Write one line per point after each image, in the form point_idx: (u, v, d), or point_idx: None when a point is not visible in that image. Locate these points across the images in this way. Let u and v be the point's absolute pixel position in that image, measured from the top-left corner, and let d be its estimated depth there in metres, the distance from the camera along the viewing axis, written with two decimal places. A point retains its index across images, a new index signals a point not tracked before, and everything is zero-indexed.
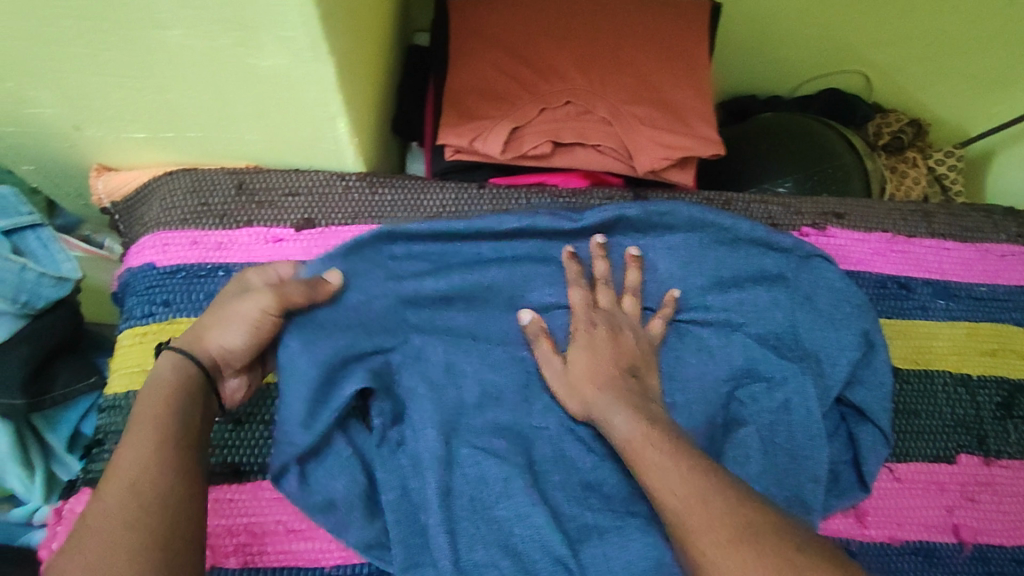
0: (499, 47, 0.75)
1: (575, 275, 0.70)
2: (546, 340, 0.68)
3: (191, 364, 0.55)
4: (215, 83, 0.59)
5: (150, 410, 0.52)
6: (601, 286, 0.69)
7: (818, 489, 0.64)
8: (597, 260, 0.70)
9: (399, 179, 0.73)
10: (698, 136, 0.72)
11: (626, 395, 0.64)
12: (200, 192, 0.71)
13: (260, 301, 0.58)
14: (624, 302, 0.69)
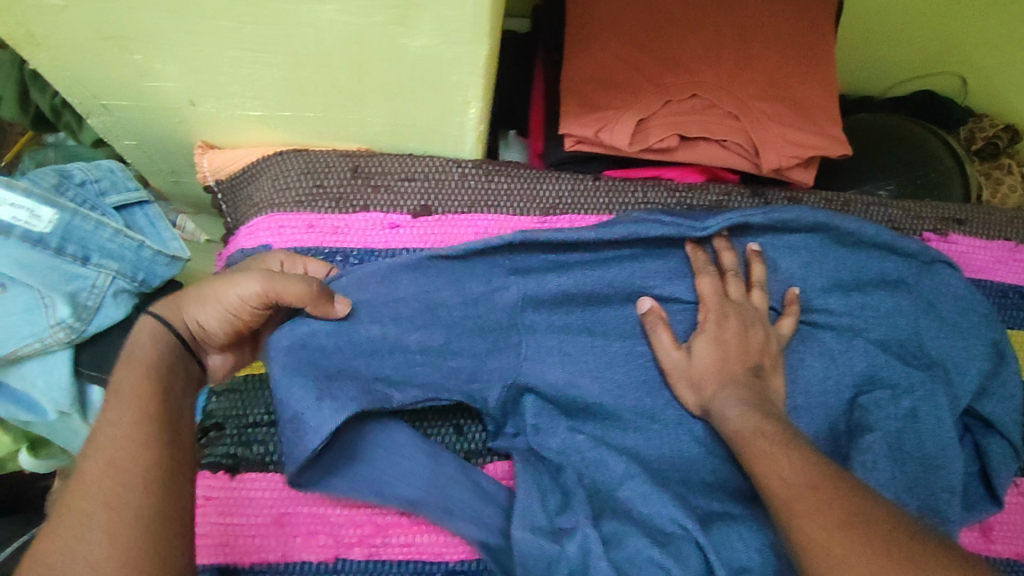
0: (618, 36, 0.72)
1: (703, 263, 0.67)
2: (666, 330, 0.64)
3: (167, 334, 0.56)
4: (356, 61, 0.57)
5: (130, 383, 0.52)
6: (731, 277, 0.66)
7: (952, 500, 0.62)
8: (725, 252, 0.68)
9: (515, 169, 0.72)
10: (826, 133, 0.70)
11: (756, 397, 0.62)
12: (315, 173, 0.69)
13: (241, 286, 0.55)
14: (755, 296, 0.67)
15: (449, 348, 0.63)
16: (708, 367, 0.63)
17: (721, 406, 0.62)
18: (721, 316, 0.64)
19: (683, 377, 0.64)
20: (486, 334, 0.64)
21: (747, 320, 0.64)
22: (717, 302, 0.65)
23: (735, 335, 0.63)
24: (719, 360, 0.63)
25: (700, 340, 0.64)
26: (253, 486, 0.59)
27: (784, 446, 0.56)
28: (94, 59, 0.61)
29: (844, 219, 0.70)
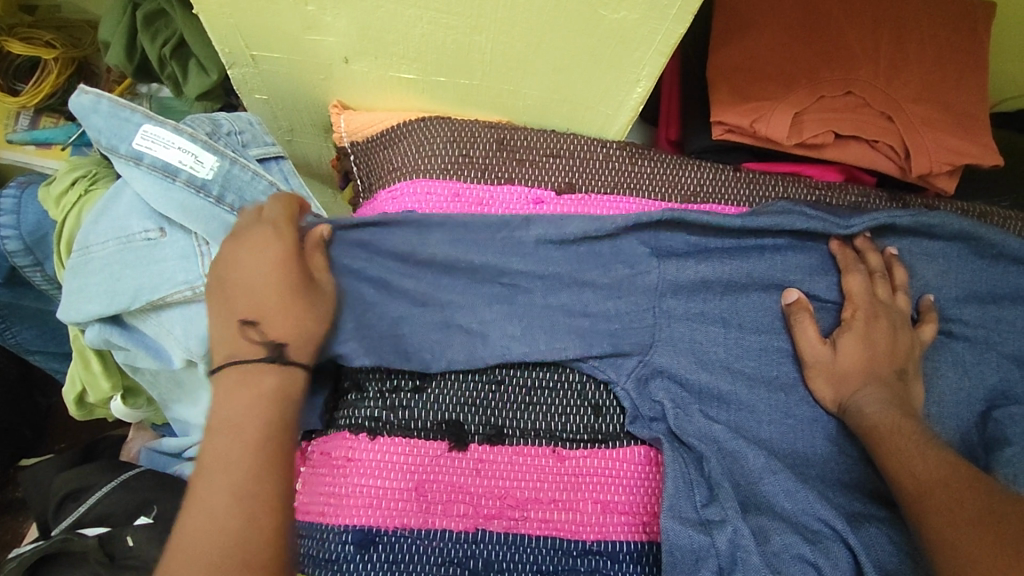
0: (774, 26, 0.71)
1: (852, 261, 0.67)
2: (813, 326, 0.64)
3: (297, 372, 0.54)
4: (541, 30, 0.57)
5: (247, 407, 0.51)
6: (878, 279, 0.67)
7: None
8: (869, 252, 0.68)
9: (658, 154, 0.70)
10: (979, 141, 0.69)
11: (902, 397, 0.61)
12: (461, 142, 0.68)
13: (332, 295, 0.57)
14: (899, 298, 0.67)
15: (592, 324, 0.62)
16: (854, 364, 0.63)
17: (860, 401, 0.61)
18: (872, 317, 0.65)
19: (825, 372, 0.63)
20: (631, 316, 0.63)
21: (896, 321, 0.64)
22: (865, 301, 0.65)
23: (885, 335, 0.64)
24: (864, 356, 0.63)
25: (847, 335, 0.64)
26: (396, 451, 0.57)
27: (935, 442, 0.56)
28: (265, 7, 0.60)
29: (990, 230, 0.68)
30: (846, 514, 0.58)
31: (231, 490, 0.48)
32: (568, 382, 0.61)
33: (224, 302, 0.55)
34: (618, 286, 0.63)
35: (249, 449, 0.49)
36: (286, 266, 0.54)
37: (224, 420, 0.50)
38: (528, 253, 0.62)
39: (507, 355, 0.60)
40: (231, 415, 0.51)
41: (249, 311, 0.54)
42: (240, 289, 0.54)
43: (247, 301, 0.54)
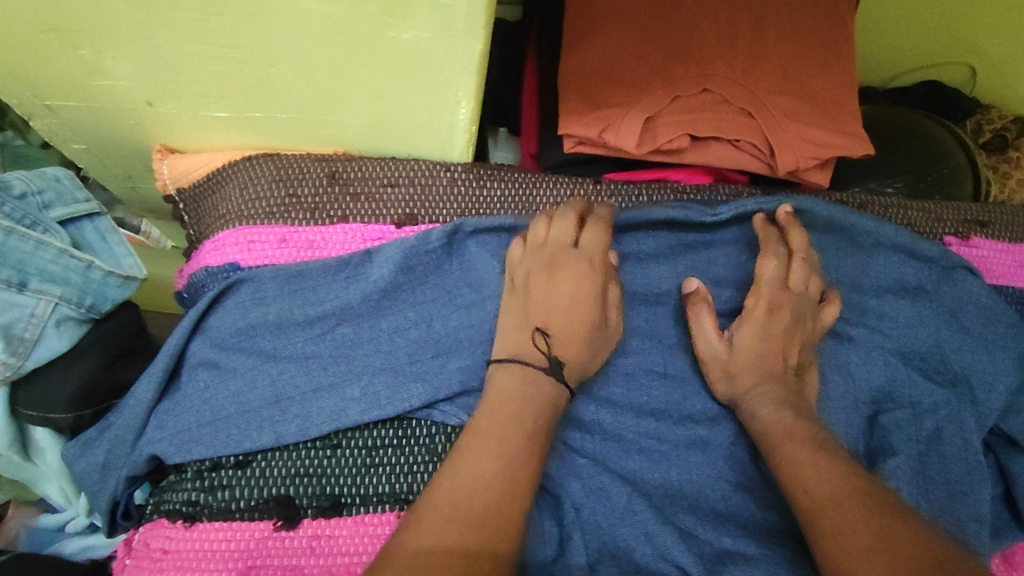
0: (626, 24, 0.66)
1: (773, 242, 0.61)
2: (711, 318, 0.60)
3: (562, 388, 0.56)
4: (338, 58, 0.50)
5: (520, 407, 0.52)
6: (797, 261, 0.62)
7: (981, 529, 0.56)
8: (794, 232, 0.62)
9: (508, 172, 0.65)
10: (845, 132, 0.65)
11: (796, 401, 0.58)
12: (287, 181, 0.62)
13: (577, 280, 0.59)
14: (811, 281, 0.62)
15: (438, 360, 0.59)
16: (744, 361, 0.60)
17: (756, 410, 0.58)
18: (774, 304, 0.61)
19: (714, 373, 0.60)
20: (479, 344, 0.60)
21: (773, 305, 0.60)
22: (773, 287, 0.61)
23: (779, 327, 0.61)
24: (755, 353, 0.60)
25: (743, 328, 0.61)
26: (216, 537, 0.52)
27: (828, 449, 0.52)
28: (34, 55, 0.53)
29: (861, 216, 0.65)
30: (709, 554, 0.53)
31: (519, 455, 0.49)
32: (414, 437, 0.57)
33: (520, 314, 0.58)
34: (466, 310, 0.61)
35: (503, 436, 0.50)
36: (589, 294, 0.59)
37: (501, 408, 0.52)
38: (378, 279, 0.59)
39: (341, 414, 0.55)
40: (513, 400, 0.53)
41: (547, 319, 0.58)
42: (578, 310, 0.59)
43: (548, 314, 0.58)
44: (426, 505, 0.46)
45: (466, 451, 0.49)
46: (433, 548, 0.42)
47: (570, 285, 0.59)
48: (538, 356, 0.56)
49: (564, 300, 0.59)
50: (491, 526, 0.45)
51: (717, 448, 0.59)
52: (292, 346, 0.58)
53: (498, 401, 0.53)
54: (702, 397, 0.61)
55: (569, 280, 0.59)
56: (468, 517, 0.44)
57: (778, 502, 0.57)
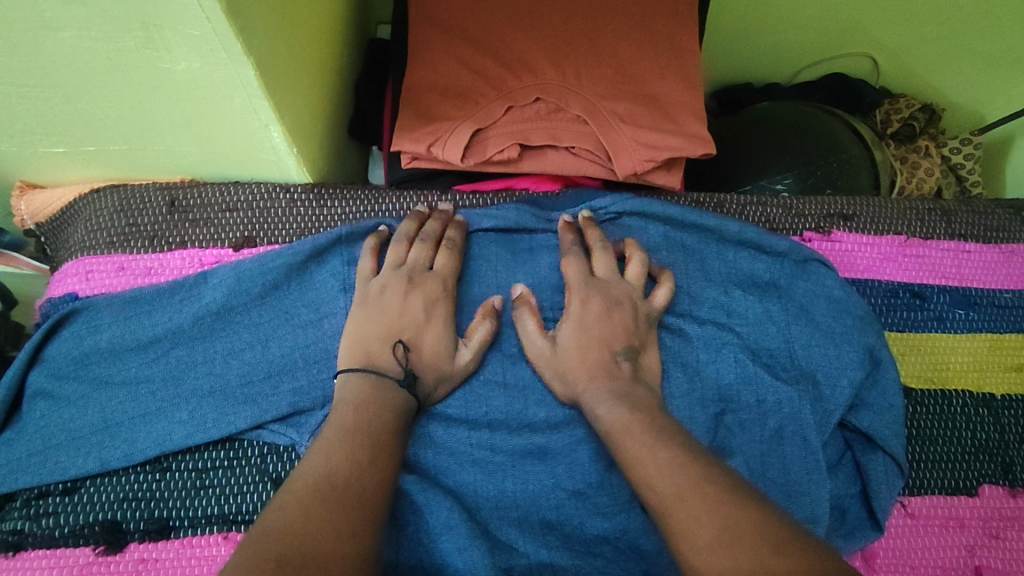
0: (463, 40, 0.67)
1: (569, 244, 0.63)
2: (530, 318, 0.59)
3: (412, 398, 0.55)
4: (132, 91, 0.50)
5: (387, 416, 0.52)
6: (597, 254, 0.62)
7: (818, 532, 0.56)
8: (590, 230, 0.63)
9: (350, 190, 0.66)
10: (684, 132, 0.64)
11: (633, 387, 0.56)
12: (128, 210, 0.63)
13: (431, 295, 0.59)
14: (632, 262, 0.62)
15: (270, 382, 0.58)
16: (574, 359, 0.58)
17: (596, 407, 0.55)
18: (587, 298, 0.60)
19: (549, 368, 0.58)
20: (315, 364, 0.59)
21: (610, 299, 0.60)
22: (581, 284, 0.61)
23: (598, 317, 0.59)
24: (585, 347, 0.58)
25: (565, 325, 0.59)
26: (38, 565, 0.53)
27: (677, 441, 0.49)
28: None
29: (705, 215, 0.65)
30: (523, 565, 0.53)
31: (377, 449, 0.49)
32: (246, 457, 0.57)
33: (377, 324, 0.57)
34: (303, 331, 0.60)
35: (380, 434, 0.51)
36: (442, 312, 0.59)
37: (363, 413, 0.52)
38: (210, 302, 0.60)
39: (167, 438, 0.56)
40: (367, 401, 0.53)
41: (401, 332, 0.57)
42: (428, 327, 0.58)
43: (408, 326, 0.58)
44: (303, 485, 0.45)
45: (335, 441, 0.49)
46: (316, 539, 0.40)
47: (423, 302, 0.59)
48: (396, 368, 0.56)
49: (417, 313, 0.58)
50: (360, 498, 0.45)
51: (557, 455, 0.58)
52: (126, 369, 0.59)
53: (359, 405, 0.52)
54: (544, 406, 0.60)
55: (422, 297, 0.59)
56: (347, 493, 0.45)
57: (611, 508, 0.56)
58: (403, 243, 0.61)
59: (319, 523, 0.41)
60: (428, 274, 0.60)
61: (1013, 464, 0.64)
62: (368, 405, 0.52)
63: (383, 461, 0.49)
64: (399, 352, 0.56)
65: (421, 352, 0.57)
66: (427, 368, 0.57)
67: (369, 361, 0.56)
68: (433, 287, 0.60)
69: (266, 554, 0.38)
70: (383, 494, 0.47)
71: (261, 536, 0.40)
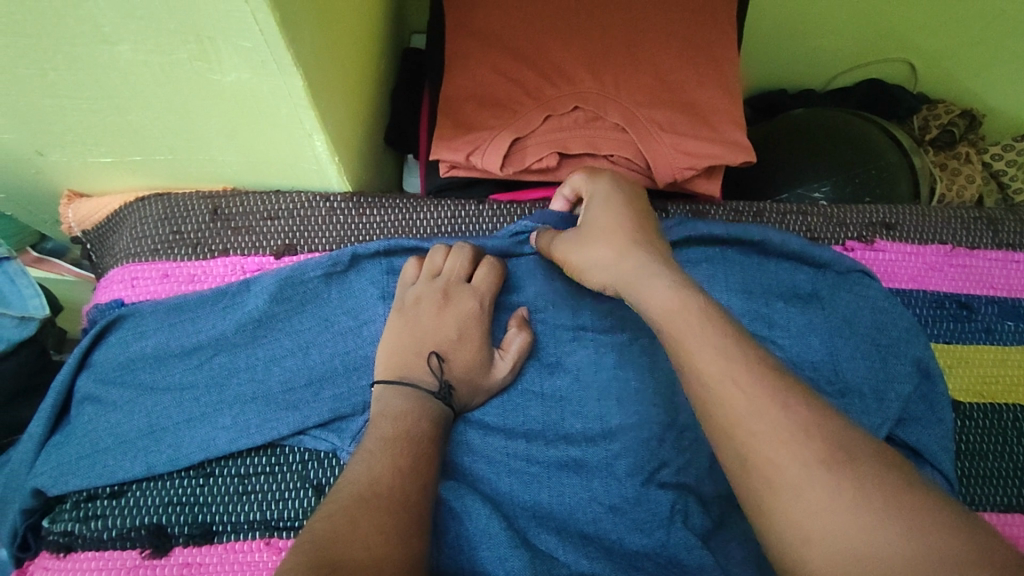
0: (501, 49, 0.68)
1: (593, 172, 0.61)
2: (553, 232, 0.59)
3: (447, 408, 0.55)
4: (181, 102, 0.51)
5: (427, 429, 0.52)
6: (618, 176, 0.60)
7: None
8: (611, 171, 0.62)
9: (389, 199, 0.66)
10: (724, 140, 0.63)
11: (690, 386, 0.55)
12: (173, 219, 0.64)
13: (464, 311, 0.59)
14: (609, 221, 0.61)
15: (311, 388, 0.58)
16: (606, 229, 0.54)
17: (650, 283, 0.48)
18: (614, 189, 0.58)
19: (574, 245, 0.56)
20: (355, 370, 0.59)
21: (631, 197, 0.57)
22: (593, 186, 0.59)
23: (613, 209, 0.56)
24: (615, 216, 0.55)
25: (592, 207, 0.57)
26: (87, 566, 0.54)
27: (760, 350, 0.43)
28: None
29: (746, 228, 0.65)
30: None
31: (418, 458, 0.50)
32: (286, 464, 0.57)
33: (412, 338, 0.57)
34: (343, 338, 0.61)
35: (419, 448, 0.50)
36: (476, 328, 0.59)
37: (404, 425, 0.52)
38: (252, 309, 0.61)
39: (210, 443, 0.57)
40: (404, 411, 0.53)
41: (435, 344, 0.57)
42: (462, 343, 0.58)
43: (441, 339, 0.57)
44: (348, 494, 0.45)
45: (377, 451, 0.49)
46: (363, 545, 0.41)
47: (456, 319, 0.58)
48: (430, 379, 0.56)
49: (449, 331, 0.58)
50: (405, 503, 0.46)
51: (594, 468, 0.57)
52: (171, 374, 0.60)
53: (396, 417, 0.52)
54: (581, 416, 0.59)
55: (455, 313, 0.59)
56: (394, 500, 0.45)
57: (650, 524, 0.55)
58: (438, 259, 0.61)
59: (369, 530, 0.42)
60: (463, 289, 0.60)
61: None
62: (405, 417, 0.52)
63: (424, 472, 0.49)
64: (433, 366, 0.56)
65: (453, 363, 0.57)
66: (461, 380, 0.56)
67: (405, 370, 0.56)
68: (465, 305, 0.59)
69: (319, 560, 0.39)
70: (426, 506, 0.47)
71: (311, 543, 0.41)
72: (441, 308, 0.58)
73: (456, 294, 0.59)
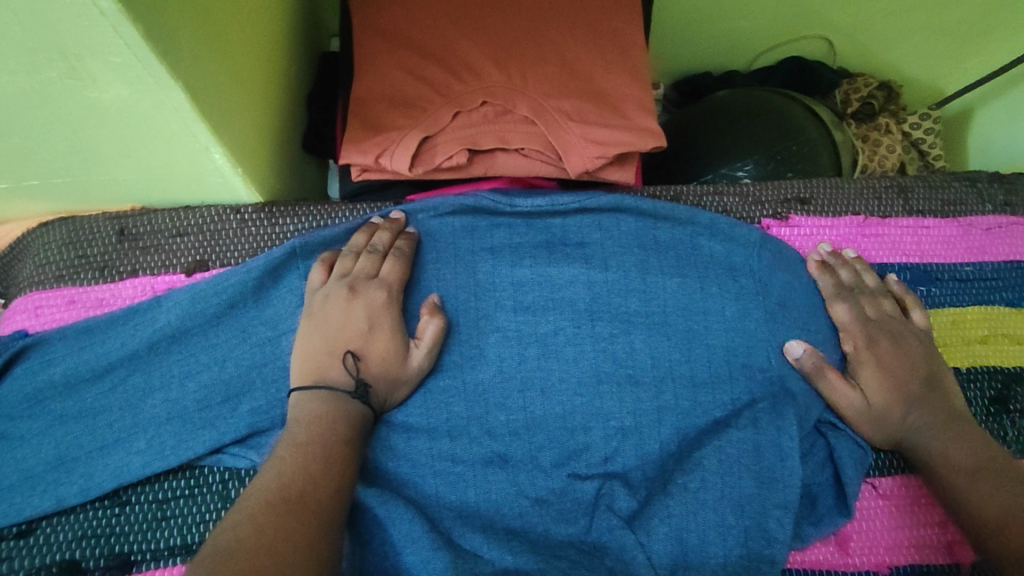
0: (408, 48, 0.67)
1: (834, 291, 0.64)
2: (834, 373, 0.60)
3: (367, 410, 0.55)
4: (66, 121, 0.49)
5: (349, 433, 0.52)
6: (863, 297, 0.64)
7: (787, 518, 0.55)
8: (864, 271, 0.65)
9: (301, 207, 0.65)
10: (634, 127, 0.64)
11: (959, 424, 0.57)
12: (77, 242, 0.62)
13: (372, 303, 0.57)
14: (890, 283, 0.66)
15: (227, 404, 0.57)
16: (885, 396, 0.59)
17: (938, 441, 0.56)
18: (874, 341, 0.62)
19: (864, 415, 0.59)
20: (273, 383, 0.58)
21: (896, 335, 0.62)
22: (861, 327, 0.63)
23: (894, 357, 0.61)
24: (894, 383, 0.60)
25: (866, 370, 0.61)
26: None
27: (940, 455, 0.55)
28: None
29: (669, 202, 0.65)
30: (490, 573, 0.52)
31: (330, 462, 0.49)
32: (206, 485, 0.56)
33: (322, 338, 0.56)
34: (260, 350, 0.59)
35: (330, 453, 0.49)
36: (386, 320, 0.57)
37: (320, 430, 0.50)
38: (164, 325, 0.59)
39: (124, 471, 0.55)
40: (320, 417, 0.51)
41: (347, 342, 0.56)
42: (375, 338, 0.56)
43: (349, 335, 0.56)
44: (256, 501, 0.44)
45: (287, 458, 0.48)
46: (267, 552, 0.40)
47: (365, 311, 0.57)
48: (348, 381, 0.54)
49: (359, 323, 0.56)
50: (317, 508, 0.45)
51: (518, 462, 0.58)
52: (83, 400, 0.58)
53: (309, 422, 0.51)
54: (505, 408, 0.59)
55: (365, 307, 0.57)
56: (303, 505, 0.44)
57: (573, 513, 0.56)
58: (345, 255, 0.60)
59: (273, 535, 0.41)
60: (371, 287, 0.58)
61: None
62: (317, 423, 0.51)
63: (335, 471, 0.48)
64: (350, 367, 0.55)
65: (368, 361, 0.55)
66: (378, 379, 0.56)
67: (320, 373, 0.55)
68: (373, 299, 0.58)
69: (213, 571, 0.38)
70: (338, 507, 0.46)
71: (210, 555, 0.40)
72: (347, 300, 0.57)
73: (366, 291, 0.58)
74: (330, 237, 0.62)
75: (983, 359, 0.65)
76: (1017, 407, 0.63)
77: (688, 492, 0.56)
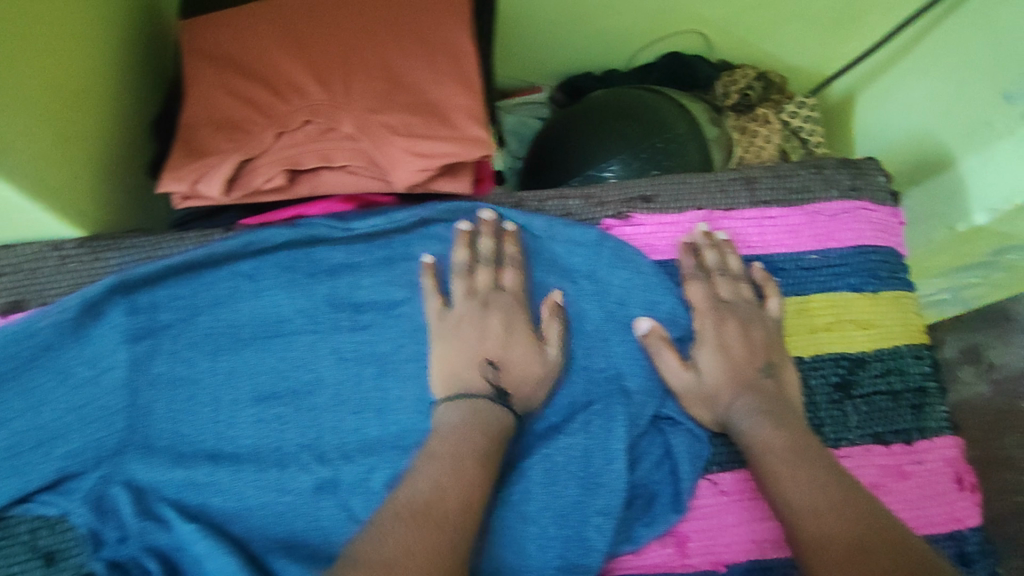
0: (231, 67, 0.65)
1: (690, 271, 0.65)
2: (671, 350, 0.60)
3: (510, 414, 0.57)
4: None
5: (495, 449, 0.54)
6: (719, 279, 0.64)
7: (606, 523, 0.55)
8: (728, 254, 0.66)
9: (126, 239, 0.62)
10: (461, 136, 0.62)
11: (782, 411, 0.58)
12: None
13: (488, 311, 0.60)
14: (753, 272, 0.66)
15: (39, 450, 0.56)
16: (720, 380, 0.60)
17: (759, 425, 0.57)
18: (721, 323, 0.63)
19: (696, 396, 0.60)
20: (91, 423, 0.57)
21: (745, 320, 0.63)
22: (710, 307, 0.64)
23: (739, 340, 0.62)
24: (730, 368, 0.61)
25: (704, 351, 0.62)
26: None
27: (761, 442, 0.56)
28: None
29: (508, 210, 0.65)
30: None
31: (464, 481, 0.51)
32: (15, 535, 0.56)
33: (461, 353, 0.59)
34: (77, 391, 0.58)
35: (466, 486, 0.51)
36: (522, 325, 0.60)
37: (469, 448, 0.53)
38: None
39: None
40: (474, 437, 0.54)
41: (486, 351, 0.59)
42: (515, 343, 0.59)
43: (491, 346, 0.59)
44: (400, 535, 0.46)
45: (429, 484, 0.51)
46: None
47: (502, 317, 0.60)
48: (487, 386, 0.58)
49: (497, 329, 0.60)
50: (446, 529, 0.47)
51: (350, 487, 0.57)
52: None
53: (463, 432, 0.54)
54: (338, 431, 0.59)
55: (502, 316, 0.60)
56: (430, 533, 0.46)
57: None
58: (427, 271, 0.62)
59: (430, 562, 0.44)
60: (495, 295, 0.61)
61: (821, 426, 0.63)
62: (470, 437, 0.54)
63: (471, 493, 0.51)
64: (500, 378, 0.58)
65: (508, 368, 0.59)
66: (518, 383, 0.58)
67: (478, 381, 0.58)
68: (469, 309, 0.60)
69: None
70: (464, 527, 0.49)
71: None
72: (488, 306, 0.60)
73: (483, 302, 0.60)
74: (148, 274, 0.59)
75: (827, 347, 0.66)
76: (860, 393, 0.65)
77: (511, 506, 0.56)
